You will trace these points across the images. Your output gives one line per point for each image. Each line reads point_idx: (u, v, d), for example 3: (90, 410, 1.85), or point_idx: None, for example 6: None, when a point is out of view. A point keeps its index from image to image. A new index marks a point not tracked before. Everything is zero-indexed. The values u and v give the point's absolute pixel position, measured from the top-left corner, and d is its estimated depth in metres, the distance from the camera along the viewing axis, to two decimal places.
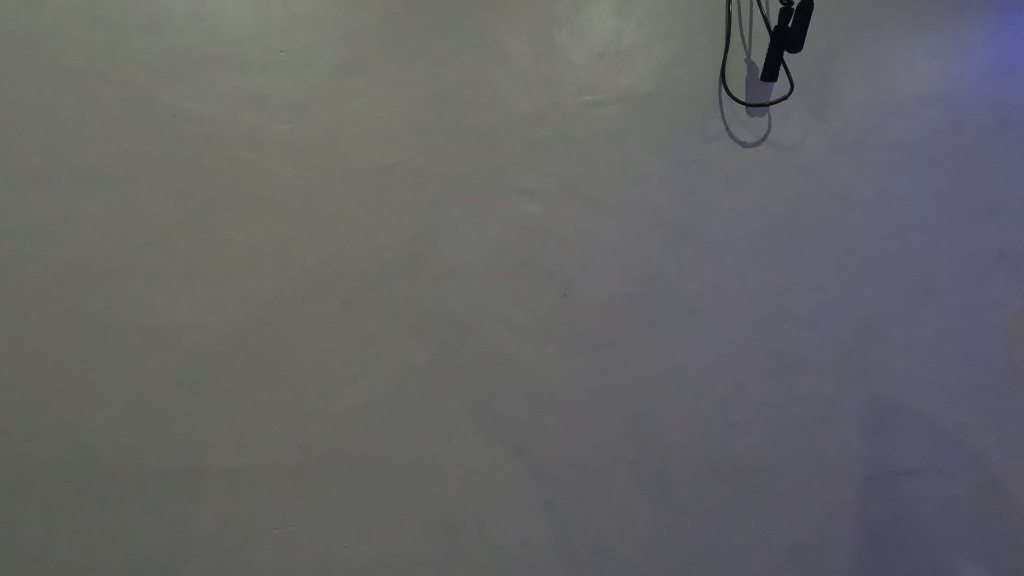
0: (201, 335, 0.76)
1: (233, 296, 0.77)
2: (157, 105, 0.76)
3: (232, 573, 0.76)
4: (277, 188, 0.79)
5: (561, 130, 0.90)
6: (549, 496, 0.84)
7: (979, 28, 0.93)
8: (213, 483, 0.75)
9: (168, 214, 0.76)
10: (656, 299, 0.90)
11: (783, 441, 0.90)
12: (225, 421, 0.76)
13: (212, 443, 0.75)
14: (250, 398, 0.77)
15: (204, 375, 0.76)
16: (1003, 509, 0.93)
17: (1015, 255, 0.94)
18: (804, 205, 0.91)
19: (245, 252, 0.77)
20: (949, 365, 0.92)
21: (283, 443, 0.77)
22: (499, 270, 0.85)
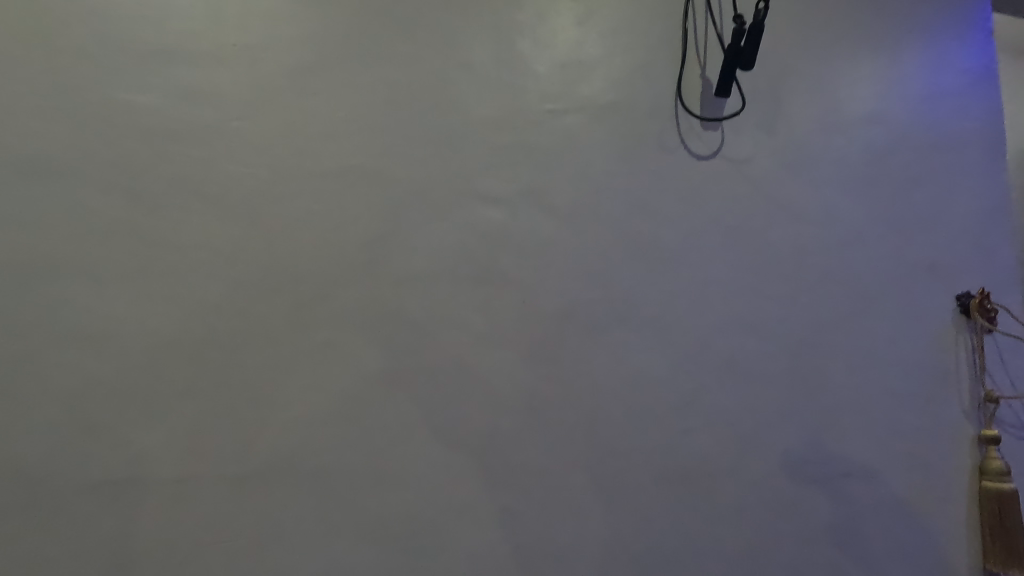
0: (136, 333, 0.72)
1: (172, 294, 0.74)
2: (94, 97, 0.74)
3: None
4: (224, 186, 0.76)
5: (528, 128, 0.87)
6: (503, 502, 0.80)
7: (913, 64, 1.08)
8: (151, 490, 0.71)
9: (102, 208, 0.73)
10: (615, 304, 0.87)
11: (739, 445, 0.89)
12: (166, 422, 0.72)
13: (160, 466, 0.71)
14: (197, 398, 0.73)
15: (140, 375, 0.72)
16: (936, 517, 0.97)
17: (942, 267, 1.05)
18: (755, 217, 0.96)
19: (185, 254, 0.75)
20: (888, 370, 0.98)
21: (220, 467, 0.73)
22: (458, 275, 0.82)
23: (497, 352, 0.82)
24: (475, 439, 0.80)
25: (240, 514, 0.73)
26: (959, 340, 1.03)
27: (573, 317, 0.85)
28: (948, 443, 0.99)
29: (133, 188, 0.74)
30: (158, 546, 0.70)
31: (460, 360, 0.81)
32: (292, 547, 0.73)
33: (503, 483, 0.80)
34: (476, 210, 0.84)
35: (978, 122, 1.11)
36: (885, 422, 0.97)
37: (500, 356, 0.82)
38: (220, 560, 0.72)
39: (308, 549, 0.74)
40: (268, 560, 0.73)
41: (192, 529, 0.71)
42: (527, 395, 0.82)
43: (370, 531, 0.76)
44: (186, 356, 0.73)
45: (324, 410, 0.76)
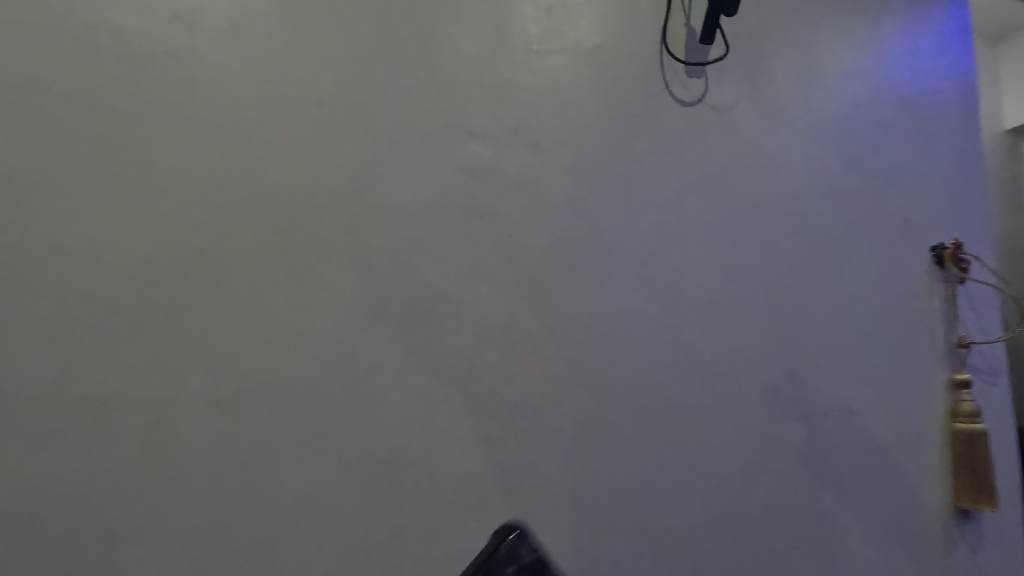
0: (114, 254, 0.70)
1: (152, 217, 0.72)
2: (68, 12, 0.71)
3: (141, 508, 0.68)
4: (207, 111, 0.75)
5: (514, 69, 0.88)
6: (488, 432, 0.80)
7: (892, 23, 1.10)
8: (130, 412, 0.69)
9: (77, 126, 0.70)
10: (599, 243, 0.88)
11: (717, 384, 0.91)
12: (147, 344, 0.70)
13: (140, 388, 0.69)
14: (179, 321, 0.71)
15: (119, 296, 0.70)
16: (909, 458, 1.00)
17: (917, 220, 1.07)
18: (738, 164, 0.97)
19: (167, 177, 0.73)
20: (863, 316, 1.01)
21: (202, 391, 0.71)
22: (444, 210, 0.82)
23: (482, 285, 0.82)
24: (460, 370, 0.80)
25: (222, 437, 0.71)
26: (935, 290, 1.06)
27: (558, 254, 0.86)
28: (919, 388, 1.02)
29: (111, 107, 0.71)
30: (136, 472, 0.68)
31: (445, 293, 0.81)
32: (277, 471, 0.72)
33: (488, 414, 0.80)
34: (462, 146, 0.84)
35: (951, 82, 1.14)
36: (859, 366, 0.99)
37: (484, 290, 0.82)
38: (204, 482, 0.70)
39: (293, 474, 0.73)
40: (254, 484, 0.71)
41: (172, 452, 0.69)
42: (511, 328, 0.83)
43: (357, 458, 0.75)
44: (166, 277, 0.72)
45: (308, 336, 0.75)
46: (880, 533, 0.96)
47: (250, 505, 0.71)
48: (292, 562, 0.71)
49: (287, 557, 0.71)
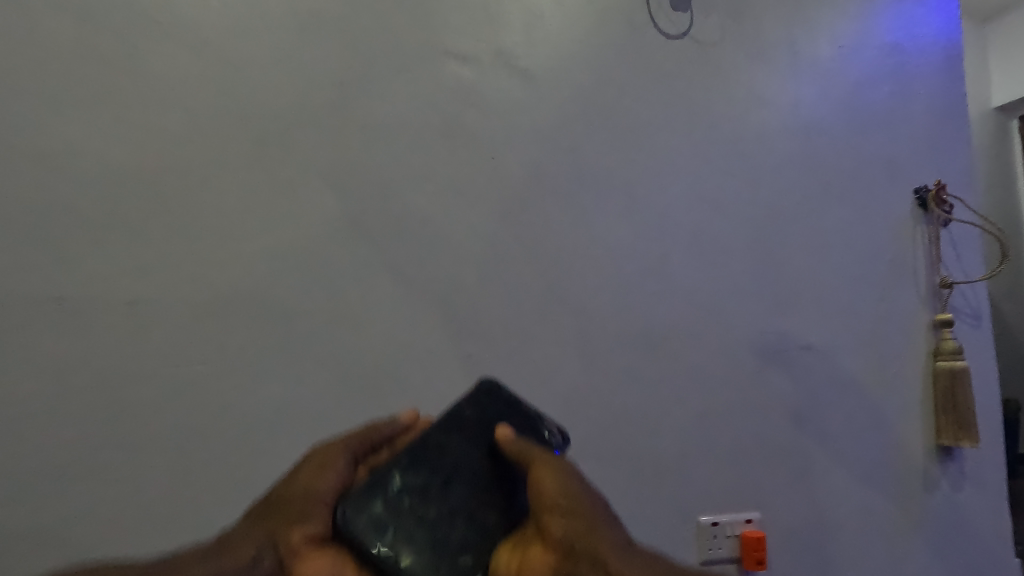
0: (82, 155, 0.66)
1: (123, 119, 0.68)
2: None
3: (109, 417, 0.64)
4: (181, 13, 0.71)
5: None
6: (469, 352, 0.78)
7: None
8: (98, 317, 0.65)
9: (40, 17, 0.66)
10: (583, 168, 0.86)
11: (701, 315, 0.91)
12: (116, 248, 0.66)
13: (110, 293, 0.65)
14: (150, 228, 0.68)
15: (86, 198, 0.66)
16: (889, 395, 1.00)
17: (900, 162, 1.08)
18: (721, 99, 0.97)
19: (139, 79, 0.69)
20: (847, 254, 1.01)
21: (175, 300, 0.68)
22: (427, 128, 0.79)
23: (464, 205, 0.80)
24: (441, 290, 0.78)
25: (198, 346, 0.68)
26: (917, 231, 1.06)
27: (542, 177, 0.84)
28: (902, 327, 1.02)
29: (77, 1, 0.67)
30: (106, 379, 0.64)
31: (426, 211, 0.78)
32: (254, 384, 0.69)
33: (470, 335, 0.78)
34: (445, 64, 0.82)
35: (935, 33, 1.14)
36: (843, 303, 0.99)
37: (468, 210, 0.80)
38: (177, 392, 0.66)
39: (270, 387, 0.70)
40: (230, 397, 0.68)
41: (144, 361, 0.66)
42: (494, 249, 0.81)
43: (336, 374, 0.72)
44: (137, 177, 0.68)
45: (286, 246, 0.72)
46: (859, 467, 0.96)
47: (225, 418, 0.68)
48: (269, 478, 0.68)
49: (262, 474, 0.68)
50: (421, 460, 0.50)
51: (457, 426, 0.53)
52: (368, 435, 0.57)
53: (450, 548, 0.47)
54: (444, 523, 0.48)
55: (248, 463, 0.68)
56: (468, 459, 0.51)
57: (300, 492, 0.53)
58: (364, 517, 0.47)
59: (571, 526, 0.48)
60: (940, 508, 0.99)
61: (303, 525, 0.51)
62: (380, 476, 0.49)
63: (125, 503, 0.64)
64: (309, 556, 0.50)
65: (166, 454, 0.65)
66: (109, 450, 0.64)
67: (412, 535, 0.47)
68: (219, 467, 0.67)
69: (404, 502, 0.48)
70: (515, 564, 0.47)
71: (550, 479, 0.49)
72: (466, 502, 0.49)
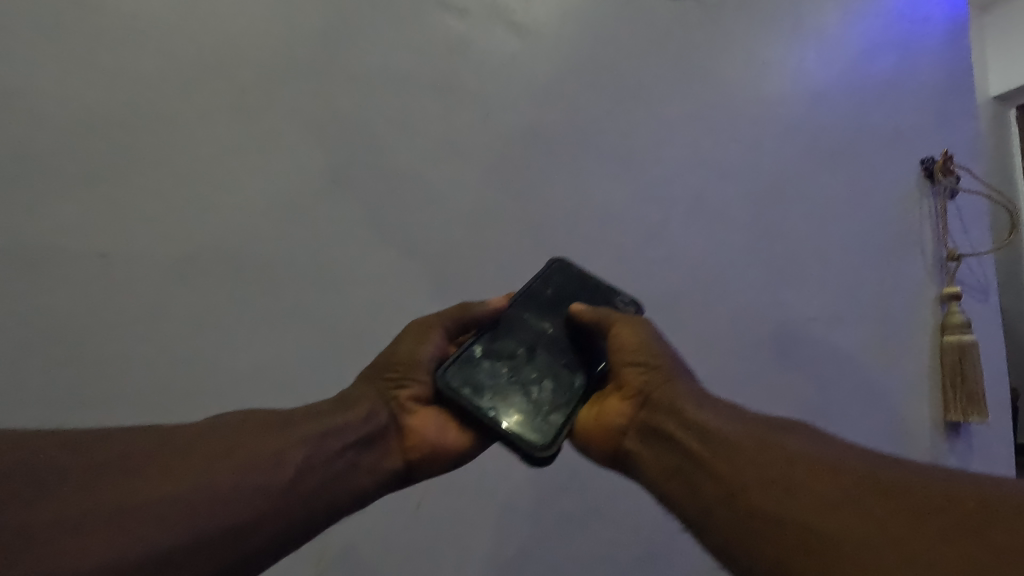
0: (49, 96, 0.61)
1: (96, 60, 0.64)
2: None
3: (77, 378, 0.59)
4: None
5: None
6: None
7: None
8: (64, 271, 0.60)
9: None
10: (582, 128, 0.83)
11: (703, 283, 0.87)
12: (85, 198, 0.62)
13: (77, 245, 0.61)
14: (122, 177, 0.63)
15: (53, 142, 0.61)
16: (898, 370, 0.95)
17: (910, 133, 1.03)
18: (723, 62, 0.94)
19: (114, 20, 0.65)
20: (853, 224, 0.97)
21: (148, 256, 0.63)
22: (417, 81, 0.76)
23: (456, 162, 0.77)
24: (432, 250, 0.74)
25: (169, 302, 0.63)
26: (924, 203, 1.03)
27: (538, 136, 0.81)
28: (911, 300, 0.99)
29: None
30: (68, 335, 0.60)
31: (417, 167, 0.75)
32: (229, 344, 0.65)
33: (461, 298, 0.75)
34: (437, 17, 0.79)
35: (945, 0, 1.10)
36: (850, 275, 0.95)
37: (461, 168, 0.77)
38: (146, 351, 0.62)
39: (246, 348, 0.65)
40: (207, 357, 0.64)
41: (115, 319, 0.61)
42: (487, 209, 0.77)
43: (320, 336, 0.68)
44: (109, 122, 0.63)
45: (268, 200, 0.68)
46: (870, 444, 0.92)
47: (197, 380, 0.63)
48: None
49: None
50: (509, 332, 0.61)
51: (537, 303, 0.64)
52: (461, 312, 0.63)
53: (539, 403, 0.57)
54: (532, 383, 0.58)
55: None
56: (547, 332, 0.62)
57: (400, 360, 0.60)
58: (465, 377, 0.57)
59: (647, 378, 0.56)
60: None
61: (409, 388, 0.59)
62: (475, 345, 0.59)
63: None
64: (417, 411, 0.59)
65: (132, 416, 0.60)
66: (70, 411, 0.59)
67: (506, 392, 0.57)
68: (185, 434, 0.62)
69: (498, 365, 0.59)
70: (596, 411, 0.58)
71: (628, 339, 0.58)
72: (549, 366, 0.59)
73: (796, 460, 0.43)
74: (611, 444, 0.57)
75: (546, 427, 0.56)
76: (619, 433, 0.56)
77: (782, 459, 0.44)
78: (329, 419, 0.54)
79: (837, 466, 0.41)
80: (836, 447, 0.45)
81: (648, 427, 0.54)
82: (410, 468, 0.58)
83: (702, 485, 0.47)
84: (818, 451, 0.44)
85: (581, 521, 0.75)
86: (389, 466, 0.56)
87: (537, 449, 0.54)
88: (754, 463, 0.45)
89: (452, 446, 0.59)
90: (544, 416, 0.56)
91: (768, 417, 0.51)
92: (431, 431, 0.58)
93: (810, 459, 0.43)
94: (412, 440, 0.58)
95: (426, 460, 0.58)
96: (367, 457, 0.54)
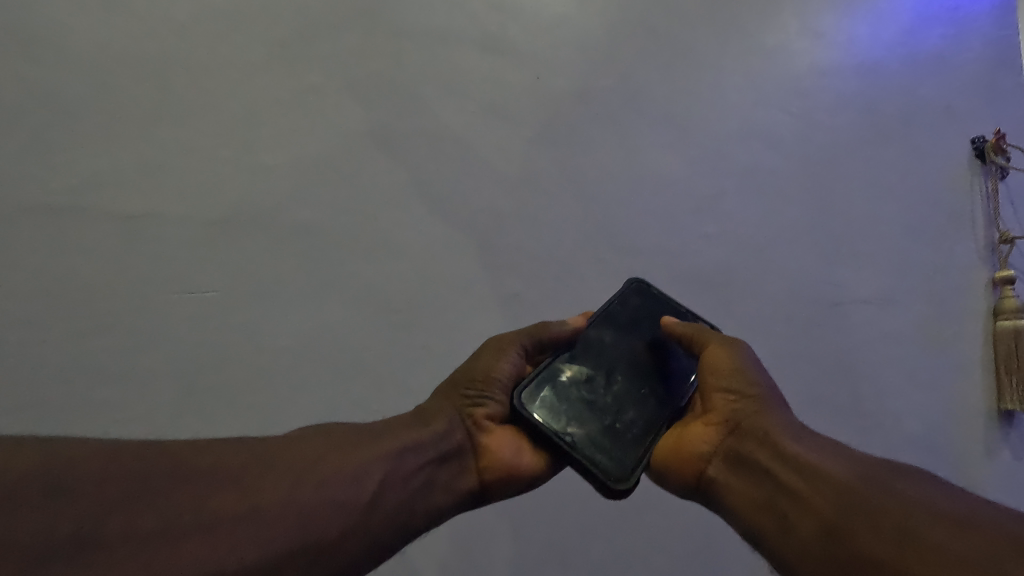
0: (94, 50, 0.63)
1: (141, 16, 0.65)
2: None
3: (110, 332, 0.58)
4: None
5: None
6: (511, 289, 0.73)
7: None
8: (102, 223, 0.60)
9: None
10: (632, 95, 0.82)
11: (747, 256, 0.84)
12: (123, 151, 0.62)
13: (114, 198, 0.60)
14: (159, 131, 0.63)
15: (96, 95, 0.62)
16: (949, 354, 0.90)
17: (961, 110, 0.98)
18: (774, 32, 0.91)
19: None
20: (902, 202, 0.93)
21: (183, 211, 0.62)
22: (464, 42, 0.76)
23: (503, 126, 0.76)
24: (481, 218, 0.73)
25: (203, 265, 0.62)
26: (974, 184, 0.98)
27: (587, 99, 0.80)
28: (962, 284, 0.94)
29: None
30: (102, 294, 0.58)
31: (467, 132, 0.75)
32: (268, 309, 0.63)
33: (509, 267, 0.73)
34: None
35: None
36: (898, 254, 0.91)
37: (514, 134, 0.77)
38: (181, 313, 0.60)
39: (287, 315, 0.64)
40: (242, 318, 0.62)
41: (147, 274, 0.60)
42: (537, 177, 0.77)
43: (363, 305, 0.67)
44: (147, 75, 0.64)
45: (310, 164, 0.68)
46: (922, 433, 0.86)
47: (234, 346, 0.62)
48: (274, 421, 0.62)
49: (274, 410, 0.62)
50: (587, 354, 0.59)
51: (616, 325, 0.61)
52: (539, 330, 0.60)
53: (619, 431, 0.54)
54: (611, 410, 0.55)
55: (250, 398, 0.61)
56: (626, 356, 0.59)
57: (478, 376, 0.58)
58: (543, 402, 0.55)
59: (739, 407, 0.53)
60: (1006, 480, 0.89)
61: (485, 407, 0.57)
62: (552, 368, 0.57)
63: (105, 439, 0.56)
64: (493, 431, 0.56)
65: (165, 382, 0.59)
66: (103, 376, 0.57)
67: (585, 418, 0.54)
68: (214, 403, 0.60)
69: (576, 389, 0.56)
70: (678, 437, 0.54)
71: (721, 362, 0.56)
72: (629, 392, 0.57)
73: (918, 510, 0.39)
74: (692, 473, 0.53)
75: (625, 457, 0.53)
76: (702, 462, 0.52)
77: (892, 504, 0.40)
78: (407, 434, 0.53)
79: (969, 520, 0.37)
80: (961, 498, 0.40)
81: (740, 459, 0.51)
82: (484, 489, 0.55)
83: (807, 529, 0.43)
84: (945, 501, 0.40)
85: (628, 509, 0.72)
86: (465, 486, 0.54)
87: (615, 481, 0.51)
88: (867, 508, 0.41)
89: (528, 469, 0.56)
90: (622, 445, 0.53)
91: (876, 459, 0.47)
92: (506, 452, 0.56)
93: (936, 510, 0.39)
94: (488, 460, 0.55)
95: (500, 482, 0.55)
96: (443, 475, 0.53)
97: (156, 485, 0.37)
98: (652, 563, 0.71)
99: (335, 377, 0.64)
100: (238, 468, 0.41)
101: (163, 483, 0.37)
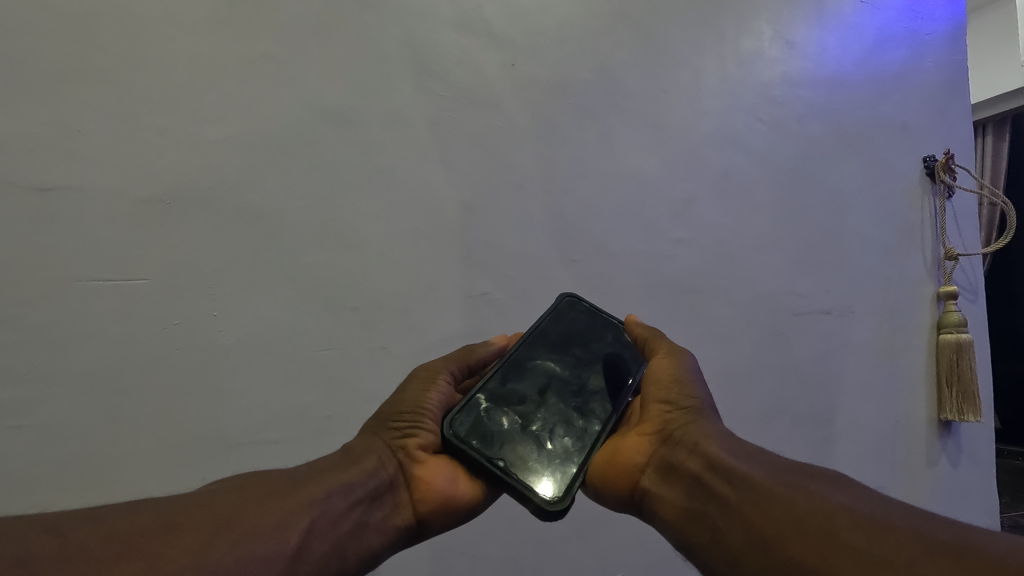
0: None
1: None
2: None
3: (21, 321, 0.50)
4: None
5: None
6: (482, 288, 0.69)
7: None
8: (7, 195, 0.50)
9: None
10: (611, 91, 0.80)
11: (719, 262, 0.83)
12: (37, 111, 0.52)
13: (28, 168, 0.51)
14: (84, 91, 0.54)
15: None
16: (899, 365, 0.94)
17: (915, 129, 1.02)
18: (750, 37, 0.90)
19: None
20: (861, 213, 0.95)
21: (115, 187, 0.55)
22: (438, 21, 0.71)
23: (478, 115, 0.72)
24: (454, 211, 0.69)
25: (140, 251, 0.55)
26: (925, 201, 1.02)
27: (565, 92, 0.77)
28: (912, 295, 0.97)
29: None
30: (11, 281, 0.50)
31: (438, 117, 0.70)
32: (213, 303, 0.57)
33: (479, 264, 0.70)
34: None
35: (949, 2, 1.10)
36: (858, 265, 0.93)
37: (491, 123, 0.72)
38: (108, 305, 0.53)
39: (236, 311, 0.58)
40: (183, 311, 0.56)
41: (69, 259, 0.52)
42: (512, 172, 0.73)
43: (323, 301, 0.62)
44: (65, 21, 0.54)
45: (267, 143, 0.61)
46: (873, 440, 0.89)
47: (171, 344, 0.55)
48: (221, 425, 0.56)
49: (219, 415, 0.56)
50: (519, 375, 0.54)
51: (547, 342, 0.57)
52: (466, 356, 0.58)
53: (554, 451, 0.49)
54: (546, 431, 0.50)
55: (192, 403, 0.55)
56: (557, 371, 0.55)
57: (407, 407, 0.52)
58: (472, 426, 0.50)
59: (674, 416, 0.50)
60: (940, 484, 0.94)
61: (417, 437, 0.51)
62: (480, 390, 0.52)
63: (15, 450, 0.48)
64: (426, 461, 0.50)
65: (90, 384, 0.51)
66: (14, 377, 0.49)
67: (517, 440, 0.49)
68: (149, 407, 0.53)
69: (507, 410, 0.51)
70: (612, 447, 0.50)
71: (662, 372, 0.52)
72: (562, 410, 0.52)
73: (838, 513, 0.35)
74: (626, 486, 0.48)
75: (562, 477, 0.47)
76: (636, 473, 0.48)
77: (817, 511, 0.36)
78: (334, 475, 0.46)
79: (888, 523, 0.33)
80: (888, 504, 0.36)
81: (672, 468, 0.46)
82: (420, 524, 0.49)
83: (734, 538, 0.39)
84: (864, 503, 0.36)
85: (593, 518, 0.70)
86: (398, 523, 0.48)
87: (552, 503, 0.45)
88: (786, 512, 0.37)
89: (465, 499, 0.50)
90: (561, 466, 0.48)
91: (810, 466, 0.42)
92: (441, 482, 0.49)
93: (857, 514, 0.34)
94: (423, 492, 0.49)
95: (437, 515, 0.49)
96: (376, 513, 0.46)
97: (33, 565, 0.30)
98: (613, 570, 0.71)
99: (289, 379, 0.59)
100: (138, 535, 0.35)
101: (44, 564, 0.31)
